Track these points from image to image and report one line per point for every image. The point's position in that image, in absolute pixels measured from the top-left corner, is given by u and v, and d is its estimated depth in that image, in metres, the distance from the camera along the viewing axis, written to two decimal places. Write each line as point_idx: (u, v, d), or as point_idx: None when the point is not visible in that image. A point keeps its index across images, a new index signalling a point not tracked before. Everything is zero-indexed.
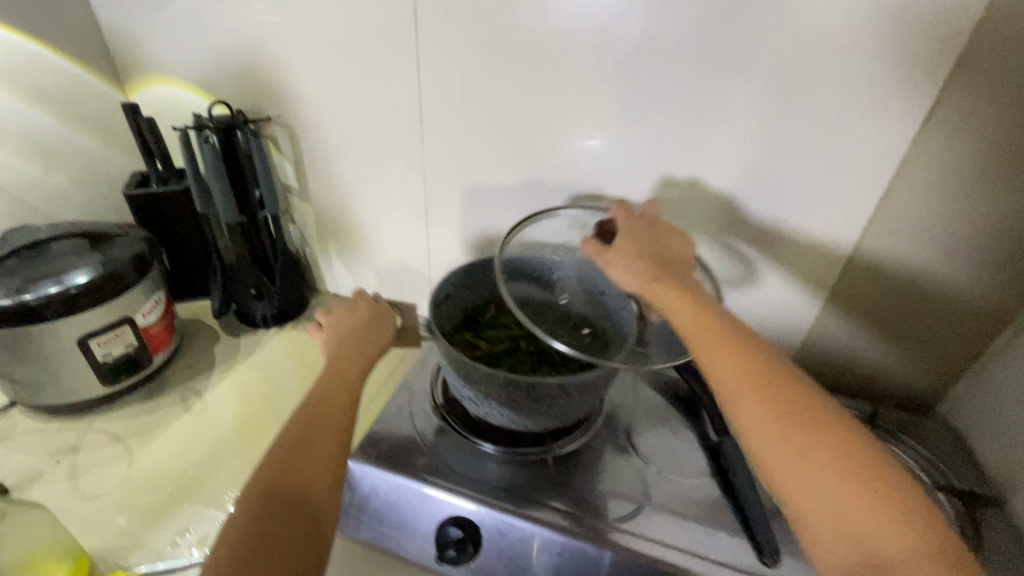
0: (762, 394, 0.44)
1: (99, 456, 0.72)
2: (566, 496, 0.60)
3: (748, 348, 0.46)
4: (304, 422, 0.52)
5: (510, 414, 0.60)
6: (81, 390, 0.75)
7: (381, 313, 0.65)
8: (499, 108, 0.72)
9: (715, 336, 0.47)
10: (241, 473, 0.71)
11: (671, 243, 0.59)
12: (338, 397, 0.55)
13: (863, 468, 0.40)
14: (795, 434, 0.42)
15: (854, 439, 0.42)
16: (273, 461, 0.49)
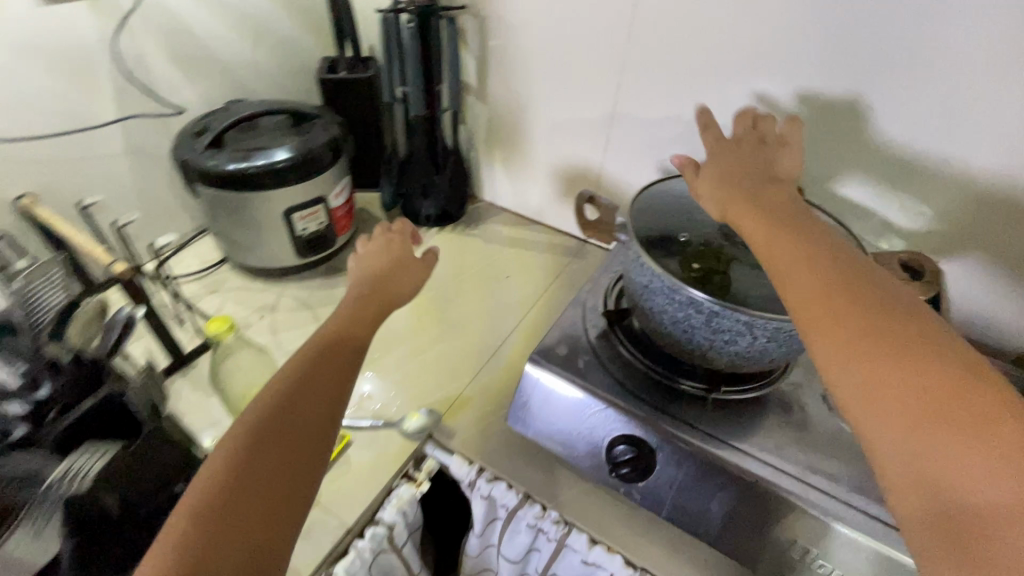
0: (841, 310, 0.37)
1: (294, 318, 0.81)
2: (751, 440, 0.56)
3: (834, 265, 0.39)
4: (306, 359, 0.47)
5: (703, 345, 0.54)
6: (280, 257, 0.83)
7: (408, 267, 0.62)
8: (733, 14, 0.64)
9: (791, 248, 0.41)
10: (413, 358, 0.76)
11: (783, 161, 0.52)
12: (347, 338, 0.51)
13: (950, 384, 0.32)
14: (861, 355, 0.35)
15: (944, 363, 0.33)
16: (277, 385, 0.44)
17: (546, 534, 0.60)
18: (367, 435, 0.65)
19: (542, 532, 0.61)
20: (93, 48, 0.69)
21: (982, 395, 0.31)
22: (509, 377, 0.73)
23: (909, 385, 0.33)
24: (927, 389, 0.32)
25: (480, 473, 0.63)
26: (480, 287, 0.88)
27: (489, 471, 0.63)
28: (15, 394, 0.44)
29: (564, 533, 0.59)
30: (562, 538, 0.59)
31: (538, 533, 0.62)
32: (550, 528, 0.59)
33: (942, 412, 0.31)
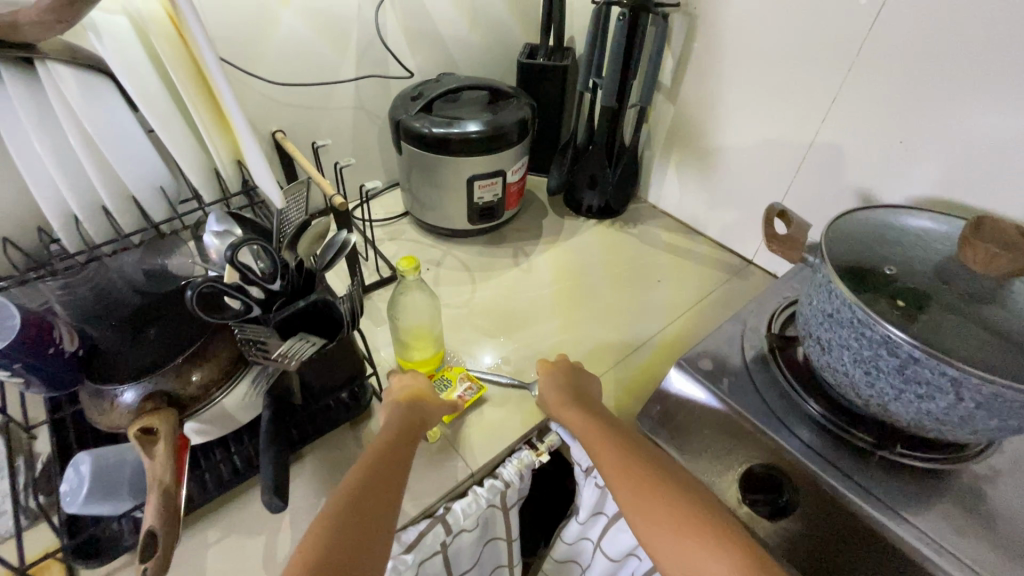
0: (636, 489, 0.49)
1: (454, 275, 0.88)
2: (925, 516, 0.49)
3: (619, 438, 0.55)
4: (360, 478, 0.49)
5: (887, 394, 0.48)
6: (454, 219, 0.91)
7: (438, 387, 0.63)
8: (1010, 31, 0.56)
9: (611, 439, 0.55)
10: (555, 336, 0.79)
11: (588, 379, 0.66)
12: (396, 453, 0.53)
13: (707, 520, 0.46)
14: (659, 517, 0.47)
15: (701, 508, 0.47)
16: (336, 510, 0.46)
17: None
18: (502, 395, 0.70)
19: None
20: (351, 15, 0.82)
21: (723, 525, 0.46)
22: (644, 378, 0.72)
23: (686, 535, 0.45)
24: (693, 531, 0.45)
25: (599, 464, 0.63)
26: (629, 285, 0.87)
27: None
28: (259, 282, 0.52)
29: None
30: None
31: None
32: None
33: (709, 548, 0.44)
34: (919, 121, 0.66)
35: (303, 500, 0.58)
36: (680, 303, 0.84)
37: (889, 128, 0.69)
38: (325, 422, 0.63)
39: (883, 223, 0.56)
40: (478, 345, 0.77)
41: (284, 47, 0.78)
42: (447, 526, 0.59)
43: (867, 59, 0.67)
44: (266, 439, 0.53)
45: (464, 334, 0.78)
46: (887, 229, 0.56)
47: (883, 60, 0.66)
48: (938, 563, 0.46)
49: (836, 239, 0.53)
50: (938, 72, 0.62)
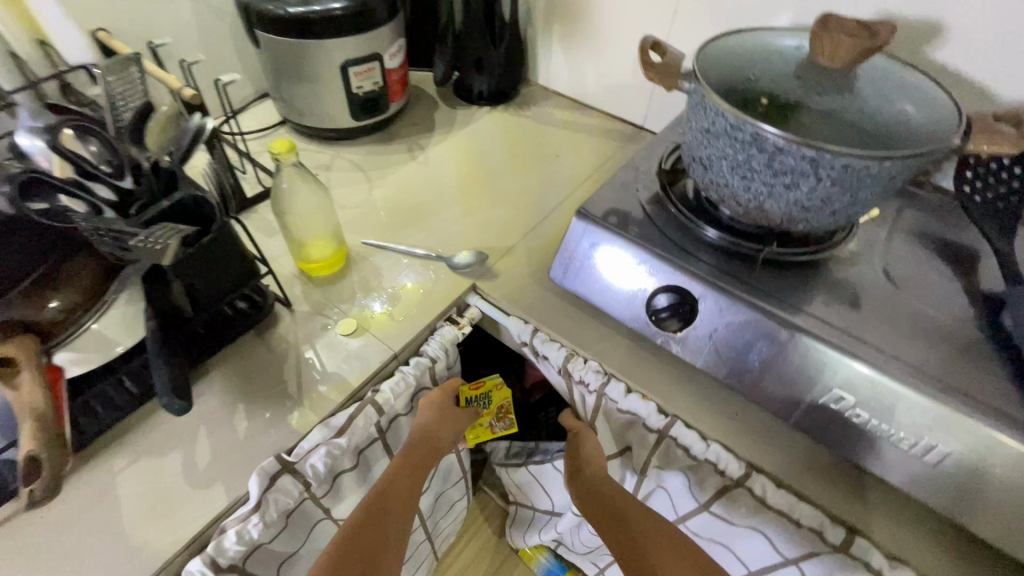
0: (617, 516, 0.61)
1: (347, 177, 0.82)
2: (797, 299, 0.55)
3: (608, 485, 0.65)
4: (372, 510, 0.58)
5: (762, 192, 0.52)
6: (337, 118, 0.84)
7: (455, 413, 0.68)
8: None
9: (598, 474, 0.66)
10: (461, 220, 0.77)
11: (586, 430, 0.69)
12: (404, 492, 0.62)
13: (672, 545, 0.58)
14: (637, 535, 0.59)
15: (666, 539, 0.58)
16: (348, 533, 0.56)
17: (585, 385, 0.62)
18: (416, 282, 0.68)
19: (580, 384, 0.63)
20: None
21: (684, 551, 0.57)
22: (553, 243, 0.74)
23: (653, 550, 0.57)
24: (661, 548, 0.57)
25: (536, 333, 0.64)
26: (529, 163, 0.87)
27: (544, 332, 0.64)
28: (103, 176, 0.47)
29: (601, 382, 0.60)
30: (600, 387, 0.61)
31: (576, 387, 0.64)
32: (589, 377, 0.61)
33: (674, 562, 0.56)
34: None
35: (219, 412, 0.55)
36: (581, 173, 0.85)
37: None
38: (225, 334, 0.58)
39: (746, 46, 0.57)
40: (383, 239, 0.74)
41: None
42: (378, 406, 0.58)
43: None
44: (155, 345, 0.48)
45: (367, 232, 0.75)
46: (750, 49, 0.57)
47: None
48: (813, 332, 0.51)
49: (709, 58, 0.55)
50: None
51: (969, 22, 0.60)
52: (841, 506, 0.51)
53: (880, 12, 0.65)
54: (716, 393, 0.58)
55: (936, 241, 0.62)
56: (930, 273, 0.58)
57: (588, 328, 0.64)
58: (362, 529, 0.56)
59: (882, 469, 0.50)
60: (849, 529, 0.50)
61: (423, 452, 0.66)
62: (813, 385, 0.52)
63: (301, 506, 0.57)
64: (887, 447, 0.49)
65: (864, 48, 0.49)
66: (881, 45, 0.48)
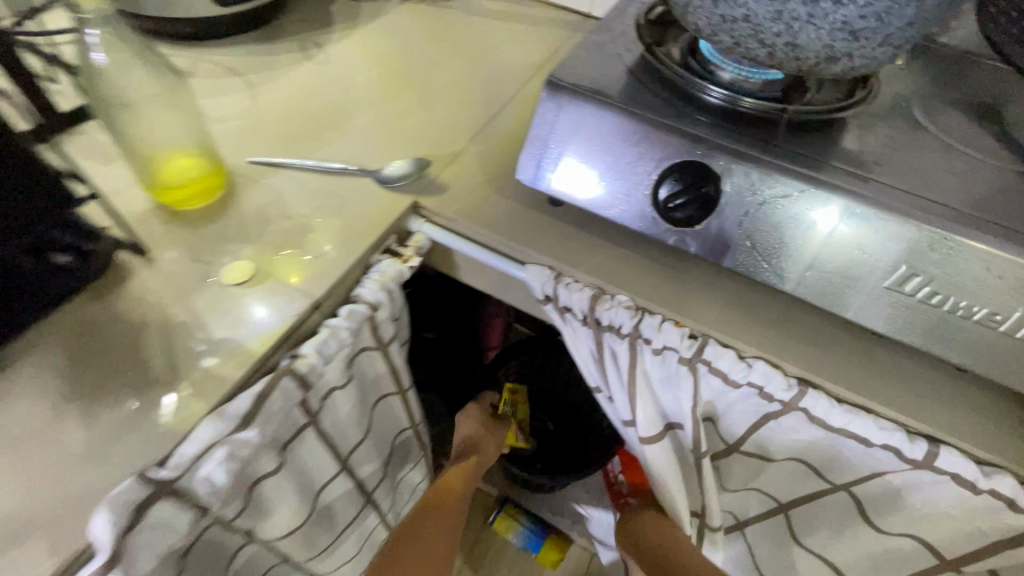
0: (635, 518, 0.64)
1: (217, 84, 0.60)
2: (840, 163, 0.43)
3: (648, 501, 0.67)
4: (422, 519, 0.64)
5: (797, 16, 0.38)
6: (191, 3, 0.60)
7: (496, 425, 0.75)
8: None
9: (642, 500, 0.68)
10: (384, 126, 0.58)
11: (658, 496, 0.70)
12: (449, 502, 0.67)
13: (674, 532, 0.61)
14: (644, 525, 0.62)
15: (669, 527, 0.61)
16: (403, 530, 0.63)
17: (616, 332, 0.46)
18: (332, 207, 0.49)
19: (610, 333, 0.47)
20: None
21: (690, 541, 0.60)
22: (509, 144, 0.57)
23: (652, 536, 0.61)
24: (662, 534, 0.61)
25: (559, 281, 0.47)
26: (462, 56, 0.69)
27: (569, 277, 0.47)
28: None
29: (635, 323, 0.45)
30: (634, 331, 0.45)
31: (605, 342, 0.48)
32: (620, 318, 0.45)
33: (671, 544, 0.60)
34: None
35: (44, 417, 0.35)
36: (528, 65, 0.68)
37: None
38: (37, 302, 0.38)
39: None
40: (277, 156, 0.53)
41: None
42: (299, 377, 0.40)
43: None
44: None
45: (255, 149, 0.54)
46: None
47: None
48: (874, 198, 0.40)
49: None
50: None
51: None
52: (917, 413, 0.40)
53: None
54: (749, 299, 0.46)
55: (961, 91, 0.53)
56: (970, 125, 0.49)
57: (574, 243, 0.49)
58: (421, 515, 0.65)
59: (961, 358, 0.40)
60: (930, 438, 0.40)
61: (466, 465, 0.70)
62: (875, 265, 0.40)
63: (203, 537, 0.39)
64: (971, 330, 0.39)
65: None
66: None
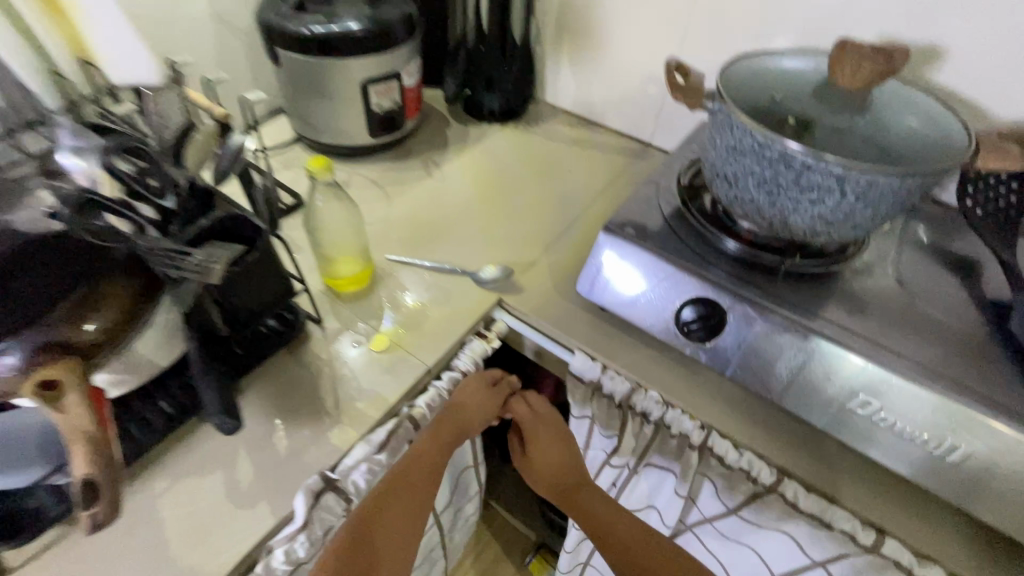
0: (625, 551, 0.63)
1: (366, 193, 0.83)
2: (819, 310, 0.57)
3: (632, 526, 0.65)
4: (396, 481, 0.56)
5: (788, 209, 0.54)
6: (354, 136, 0.84)
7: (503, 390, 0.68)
8: None
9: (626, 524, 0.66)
10: (482, 235, 0.78)
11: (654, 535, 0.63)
12: (434, 471, 0.60)
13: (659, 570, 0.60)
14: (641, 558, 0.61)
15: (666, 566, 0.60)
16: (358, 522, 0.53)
17: (648, 415, 0.63)
18: (442, 298, 0.69)
19: (641, 415, 0.64)
20: None
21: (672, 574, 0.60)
22: (574, 257, 0.75)
23: None
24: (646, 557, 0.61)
25: (606, 370, 0.63)
26: (544, 177, 0.89)
27: (613, 369, 0.63)
28: (148, 197, 0.47)
29: (663, 412, 0.61)
30: (661, 417, 0.62)
31: (633, 419, 0.65)
32: (653, 407, 0.61)
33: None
34: None
35: (262, 428, 0.55)
36: (593, 189, 0.87)
37: None
38: (262, 352, 0.59)
39: (756, 62, 0.60)
40: (405, 255, 0.74)
41: None
42: (415, 422, 0.59)
43: None
44: (201, 368, 0.48)
45: (390, 248, 0.75)
46: (761, 69, 0.60)
47: None
48: (840, 341, 0.54)
49: (730, 80, 0.57)
50: None
51: (967, 46, 0.64)
52: (871, 507, 0.53)
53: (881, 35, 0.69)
54: (745, 401, 0.60)
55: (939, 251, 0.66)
56: (939, 284, 0.62)
57: (615, 341, 0.65)
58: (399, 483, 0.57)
59: (906, 471, 0.52)
60: (879, 530, 0.52)
61: (452, 422, 0.62)
62: (840, 391, 0.54)
63: None
64: (914, 450, 0.51)
65: (878, 70, 0.52)
66: (898, 68, 0.51)
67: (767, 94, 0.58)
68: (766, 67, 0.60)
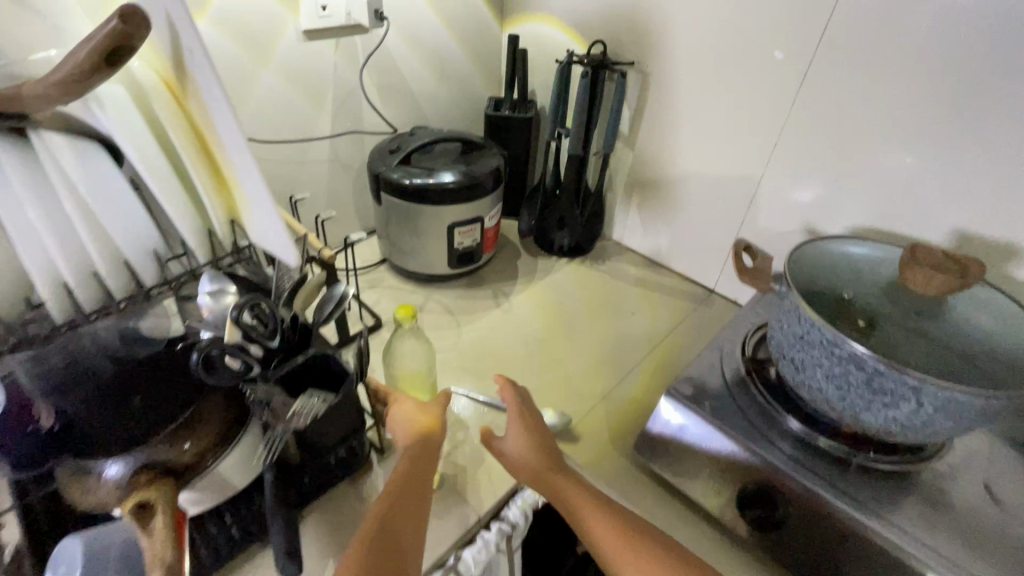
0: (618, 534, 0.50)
1: (438, 320, 0.89)
2: (899, 517, 0.54)
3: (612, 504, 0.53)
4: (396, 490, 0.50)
5: (859, 406, 0.53)
6: (434, 265, 0.93)
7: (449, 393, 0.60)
8: (911, 101, 0.67)
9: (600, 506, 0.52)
10: (544, 373, 0.81)
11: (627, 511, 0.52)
12: (413, 489, 0.50)
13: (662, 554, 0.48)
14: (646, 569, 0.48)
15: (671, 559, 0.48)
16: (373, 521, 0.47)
17: None
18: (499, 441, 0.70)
19: None
20: (328, 75, 0.84)
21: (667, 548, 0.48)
22: (632, 409, 0.75)
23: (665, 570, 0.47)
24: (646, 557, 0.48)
25: None
26: (607, 318, 0.92)
27: None
28: (260, 340, 0.53)
29: None
30: None
31: None
32: None
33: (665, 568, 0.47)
34: (849, 163, 0.75)
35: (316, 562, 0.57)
36: (655, 334, 0.89)
37: (823, 167, 0.77)
38: (325, 481, 0.62)
39: (823, 252, 0.62)
40: (468, 388, 0.78)
41: (263, 106, 0.79)
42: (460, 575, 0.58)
43: (801, 110, 0.76)
44: (272, 506, 0.51)
45: (455, 378, 0.79)
46: (827, 258, 0.61)
47: (817, 109, 0.74)
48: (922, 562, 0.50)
49: (797, 272, 0.59)
50: (865, 118, 0.71)
51: None
52: None
53: (955, 228, 0.69)
54: None
55: None
56: None
57: (671, 511, 0.63)
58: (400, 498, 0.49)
59: None
60: None
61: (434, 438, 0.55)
62: None
63: None
64: None
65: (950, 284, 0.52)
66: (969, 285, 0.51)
67: (840, 290, 0.60)
68: (831, 257, 0.61)
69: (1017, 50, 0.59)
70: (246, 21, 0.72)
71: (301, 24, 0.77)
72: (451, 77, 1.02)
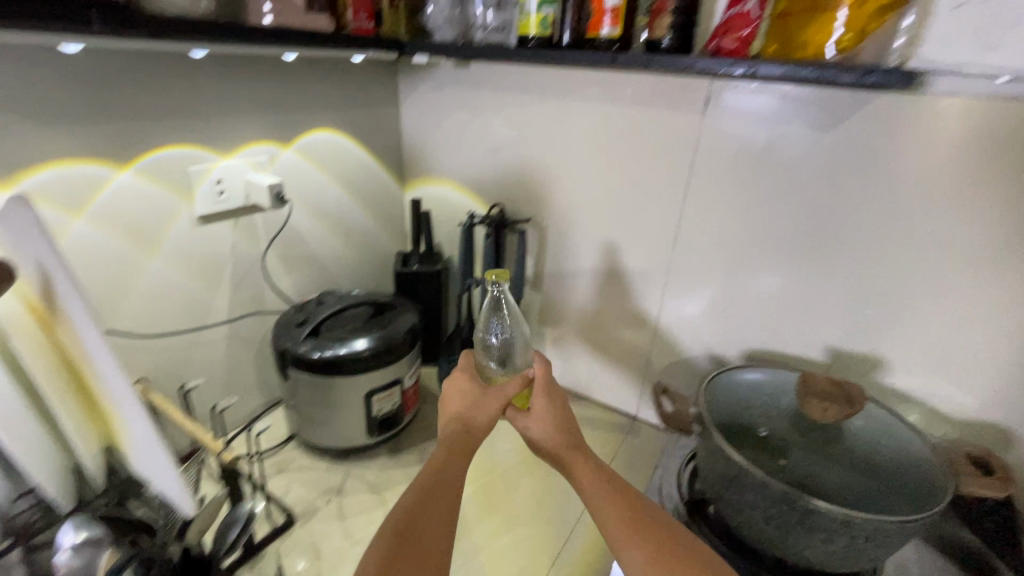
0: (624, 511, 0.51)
1: (360, 501, 0.80)
2: None
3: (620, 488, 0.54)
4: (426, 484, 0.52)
5: (800, 543, 0.54)
6: (352, 437, 0.86)
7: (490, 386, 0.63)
8: (763, 245, 0.79)
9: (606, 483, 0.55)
10: (486, 547, 0.74)
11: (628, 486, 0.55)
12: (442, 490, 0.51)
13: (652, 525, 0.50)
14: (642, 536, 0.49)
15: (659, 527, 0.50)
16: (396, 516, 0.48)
17: None
18: None
19: None
20: (225, 253, 0.81)
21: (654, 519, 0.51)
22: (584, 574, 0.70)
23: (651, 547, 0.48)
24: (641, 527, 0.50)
25: None
26: (541, 465, 0.89)
27: None
28: None
29: None
30: None
31: None
32: None
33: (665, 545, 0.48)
34: (729, 296, 0.84)
35: None
36: None
37: (708, 300, 0.86)
38: None
39: (727, 387, 0.68)
40: None
41: (149, 298, 0.73)
42: None
43: (680, 254, 0.86)
44: None
45: None
46: (733, 393, 0.67)
47: (692, 253, 0.85)
48: None
49: (712, 408, 0.64)
50: (732, 260, 0.82)
51: (904, 360, 0.73)
52: None
53: (827, 346, 0.78)
54: None
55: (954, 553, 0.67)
56: None
57: None
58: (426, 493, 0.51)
59: None
60: None
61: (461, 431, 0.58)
62: None
63: None
64: None
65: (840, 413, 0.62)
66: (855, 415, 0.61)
67: (755, 428, 0.63)
68: (737, 392, 0.67)
69: (831, 205, 0.72)
70: (131, 215, 0.68)
71: (195, 210, 0.75)
72: (357, 239, 1.04)
